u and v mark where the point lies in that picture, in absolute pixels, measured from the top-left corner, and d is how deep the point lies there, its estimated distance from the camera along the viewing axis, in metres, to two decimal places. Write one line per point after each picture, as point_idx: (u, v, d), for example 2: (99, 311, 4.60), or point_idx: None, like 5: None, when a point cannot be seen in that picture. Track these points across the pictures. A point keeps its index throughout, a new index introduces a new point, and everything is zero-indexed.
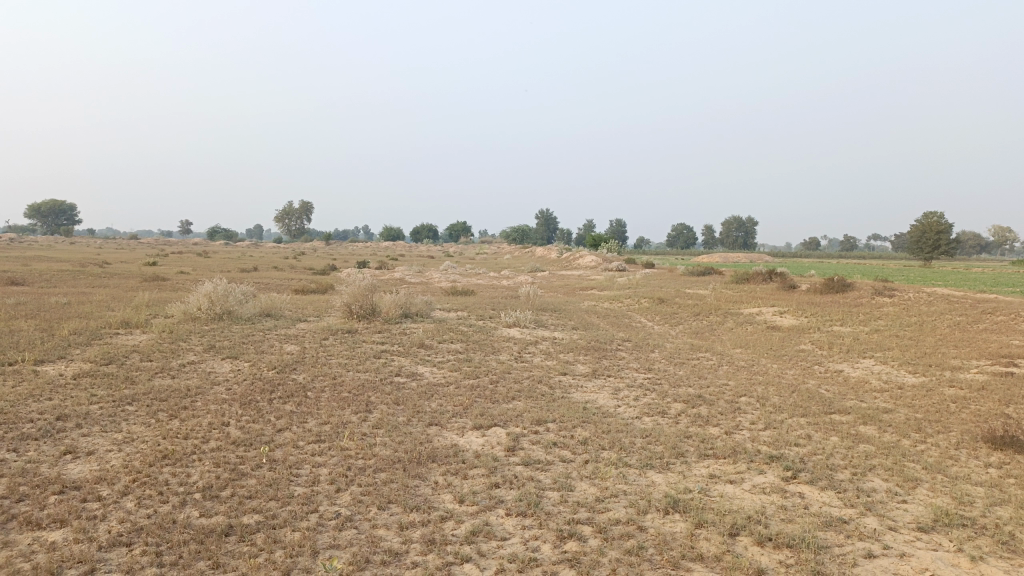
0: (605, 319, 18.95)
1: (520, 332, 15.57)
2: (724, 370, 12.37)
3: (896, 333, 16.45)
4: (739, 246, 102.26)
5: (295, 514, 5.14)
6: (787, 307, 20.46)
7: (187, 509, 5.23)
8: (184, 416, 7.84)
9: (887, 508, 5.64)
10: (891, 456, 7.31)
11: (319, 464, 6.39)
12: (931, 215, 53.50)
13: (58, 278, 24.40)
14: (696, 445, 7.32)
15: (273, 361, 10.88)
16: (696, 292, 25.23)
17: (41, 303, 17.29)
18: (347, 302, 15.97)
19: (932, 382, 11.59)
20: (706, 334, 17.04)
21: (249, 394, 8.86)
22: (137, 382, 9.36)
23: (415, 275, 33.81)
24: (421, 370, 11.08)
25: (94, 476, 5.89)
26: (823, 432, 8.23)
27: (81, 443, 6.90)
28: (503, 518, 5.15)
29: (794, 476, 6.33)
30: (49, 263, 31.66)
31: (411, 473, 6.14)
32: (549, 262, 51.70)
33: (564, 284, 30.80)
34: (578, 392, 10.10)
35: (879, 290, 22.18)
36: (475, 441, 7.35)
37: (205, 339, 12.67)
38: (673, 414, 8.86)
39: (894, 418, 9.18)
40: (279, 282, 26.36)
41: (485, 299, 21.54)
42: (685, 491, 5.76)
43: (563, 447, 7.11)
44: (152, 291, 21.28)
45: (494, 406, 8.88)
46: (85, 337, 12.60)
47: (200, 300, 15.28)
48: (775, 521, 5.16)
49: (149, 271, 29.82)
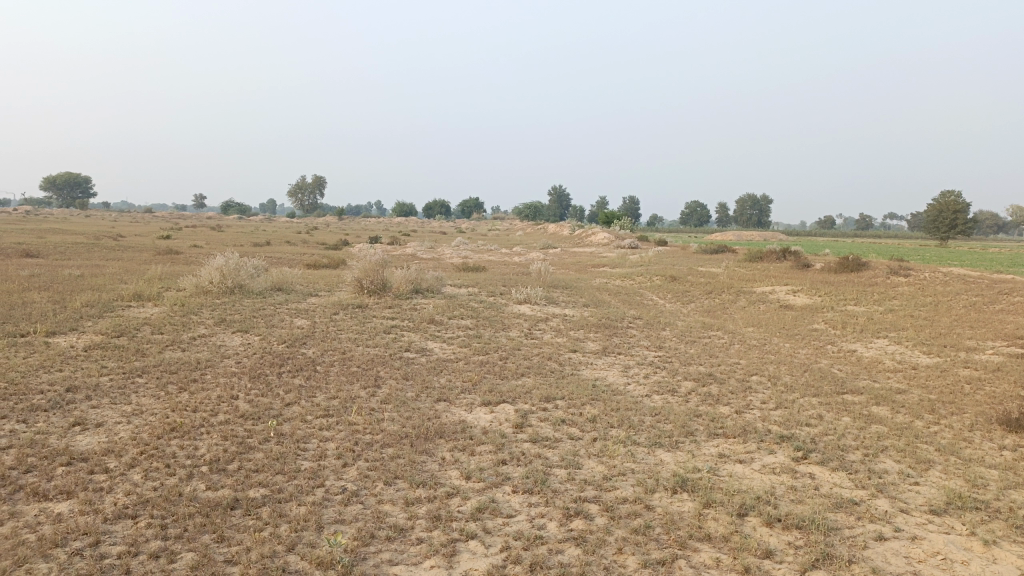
0: (616, 297, 18.84)
1: (530, 308, 15.52)
2: (735, 349, 12.27)
3: (910, 313, 16.28)
4: (753, 224, 101.50)
5: (301, 488, 5.13)
6: (801, 287, 20.25)
7: (194, 482, 5.22)
8: (193, 389, 7.84)
9: (898, 490, 5.56)
10: (903, 437, 7.22)
11: (326, 439, 6.37)
12: (949, 194, 52.76)
13: (71, 250, 24.53)
14: (706, 424, 7.25)
15: (283, 335, 10.87)
16: (709, 270, 25.05)
17: (54, 275, 17.37)
18: (358, 277, 15.94)
19: (946, 363, 11.46)
20: (718, 313, 16.92)
21: (258, 367, 8.85)
22: (147, 355, 9.38)
23: (427, 250, 33.76)
24: (430, 345, 11.06)
25: (102, 447, 5.90)
26: (835, 412, 8.15)
27: (91, 415, 6.92)
28: (510, 496, 5.12)
29: (805, 456, 6.26)
30: (63, 234, 31.82)
31: (418, 449, 6.11)
32: (561, 239, 51.45)
33: (576, 262, 30.65)
34: (588, 369, 10.05)
35: (894, 269, 21.93)
36: (483, 417, 7.32)
37: (216, 312, 12.68)
38: (683, 393, 8.81)
39: (907, 399, 9.09)
40: (291, 255, 26.44)
41: (495, 276, 21.46)
42: (694, 471, 5.70)
43: (571, 425, 7.07)
44: (165, 263, 21.35)
45: (503, 382, 8.85)
46: (97, 309, 12.66)
47: (212, 274, 15.30)
48: (784, 501, 5.09)
49: (162, 243, 29.95)
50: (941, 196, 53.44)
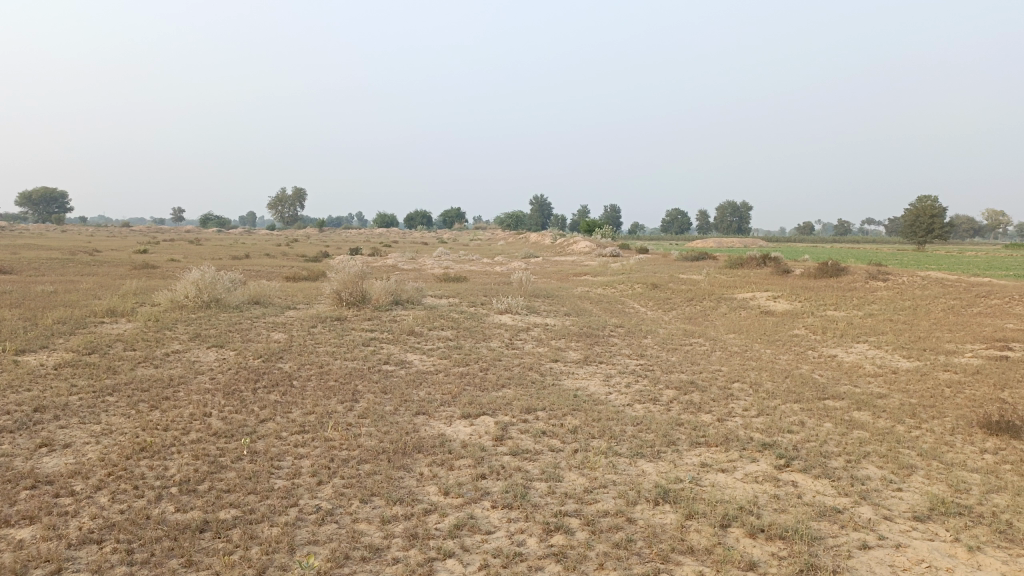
0: (598, 305, 18.78)
1: (512, 318, 15.42)
2: (717, 356, 12.23)
3: (890, 317, 16.36)
4: (733, 231, 102.12)
5: (274, 508, 4.99)
6: (781, 292, 20.30)
7: (163, 504, 5.07)
8: (165, 407, 7.67)
9: (882, 497, 5.51)
10: (886, 443, 7.19)
11: (302, 456, 6.23)
12: (925, 199, 53.32)
13: (45, 266, 24.13)
14: (688, 433, 7.18)
15: (259, 349, 10.70)
16: (690, 278, 25.07)
17: (26, 292, 17.03)
18: (336, 289, 15.77)
19: (926, 367, 11.48)
20: (699, 320, 16.90)
21: (233, 383, 8.68)
22: (119, 372, 9.17)
23: (409, 261, 33.63)
24: (410, 357, 10.92)
25: (68, 469, 5.73)
26: (817, 418, 8.11)
27: (58, 436, 6.73)
28: (488, 511, 5.00)
29: (788, 464, 6.20)
30: (38, 251, 31.38)
31: (395, 465, 5.99)
32: (542, 248, 51.45)
33: (558, 271, 30.59)
34: (569, 379, 9.96)
35: (873, 274, 22.06)
36: (462, 430, 7.20)
37: (191, 328, 12.47)
38: (665, 401, 8.74)
39: (889, 403, 9.08)
40: (270, 269, 26.17)
41: (476, 286, 21.34)
42: (676, 481, 5.61)
43: (552, 436, 6.97)
44: (141, 279, 21.04)
45: (483, 394, 8.74)
46: (69, 326, 12.41)
47: (187, 288, 15.06)
48: (767, 511, 5.02)
49: (139, 258, 29.57)
50: (918, 200, 54.04)
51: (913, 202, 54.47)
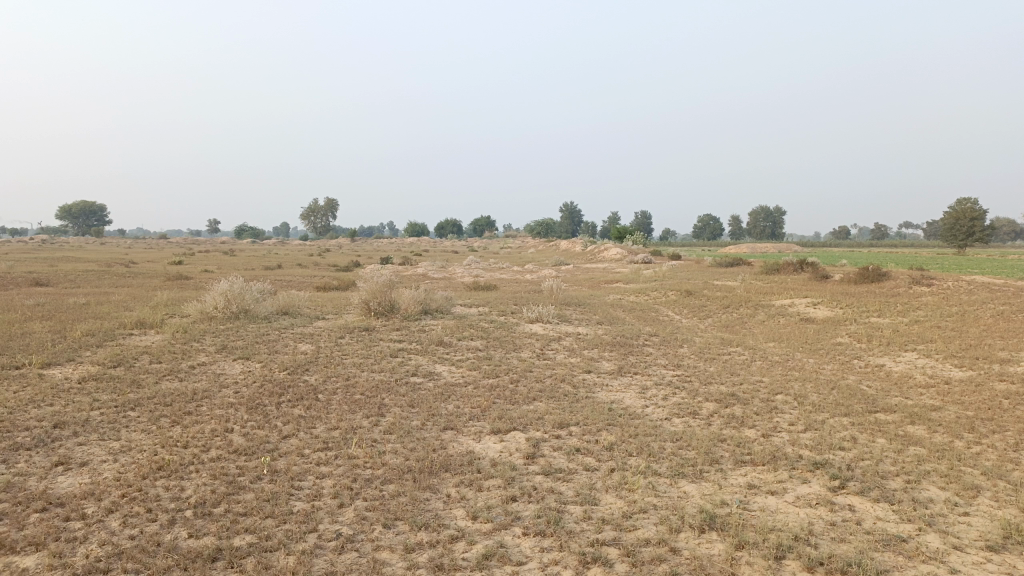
0: (631, 313, 18.32)
1: (542, 327, 15.06)
2: (757, 366, 11.72)
3: (936, 324, 15.70)
4: (766, 236, 100.69)
5: (290, 535, 4.69)
6: (820, 299, 19.66)
7: (176, 529, 4.80)
8: (186, 423, 7.43)
9: (948, 523, 5.04)
10: (945, 461, 6.69)
11: (324, 475, 5.93)
12: (965, 202, 51.82)
13: (81, 278, 24.31)
14: (731, 450, 6.76)
15: (286, 361, 10.46)
16: (725, 284, 24.47)
17: (58, 304, 17.08)
18: (365, 298, 15.53)
19: (979, 377, 10.88)
20: (736, 328, 16.36)
21: (257, 397, 8.43)
22: (143, 386, 8.98)
23: (440, 270, 33.47)
24: (439, 369, 10.61)
25: (82, 490, 5.49)
26: (868, 434, 7.62)
27: (76, 453, 6.52)
28: (520, 540, 4.64)
29: (842, 486, 5.74)
30: (76, 263, 31.83)
31: (421, 485, 5.65)
32: (572, 255, 51.08)
33: (588, 279, 30.17)
34: (604, 391, 9.56)
35: (916, 279, 21.31)
36: (492, 447, 6.86)
37: (218, 339, 12.29)
38: (705, 415, 8.32)
39: (944, 417, 8.55)
40: (300, 279, 26.12)
41: (507, 294, 21.04)
42: (722, 505, 5.21)
43: (587, 454, 6.60)
44: (172, 290, 21.06)
45: (514, 408, 8.39)
46: (98, 339, 12.29)
47: (216, 299, 14.92)
48: (825, 541, 4.60)
49: (174, 269, 29.85)
50: (957, 203, 52.70)
51: (953, 205, 53.13)
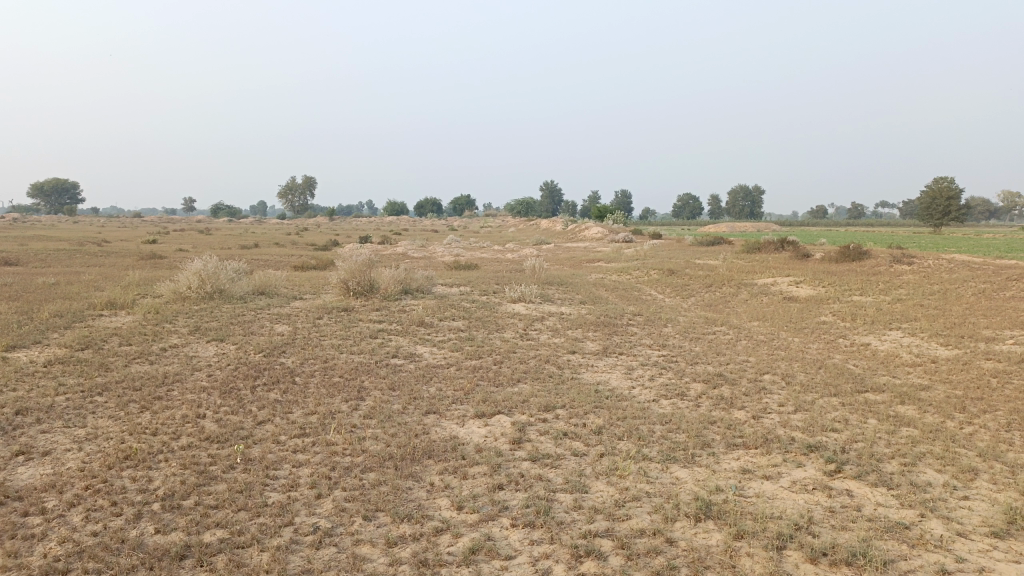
0: (613, 293, 18.10)
1: (525, 307, 14.82)
2: (743, 346, 11.55)
3: (919, 302, 15.64)
4: (744, 215, 100.98)
5: (265, 529, 4.43)
6: (803, 277, 19.56)
7: (141, 525, 4.52)
8: (156, 408, 7.12)
9: (949, 508, 4.88)
10: (939, 442, 6.55)
11: (301, 463, 5.66)
12: (942, 180, 52.01)
13: (51, 257, 23.68)
14: (722, 433, 6.57)
15: (261, 343, 10.13)
16: (707, 263, 24.34)
17: (26, 284, 16.55)
18: (343, 278, 15.17)
19: (966, 355, 10.79)
20: (720, 307, 16.18)
21: (230, 381, 8.12)
22: (111, 370, 8.63)
23: (420, 249, 33.13)
24: (420, 350, 10.33)
25: (43, 482, 5.18)
26: (860, 415, 7.48)
27: (38, 441, 6.19)
28: (508, 532, 4.41)
29: (839, 470, 5.57)
30: (47, 242, 31.17)
31: (403, 473, 5.41)
32: (553, 234, 50.66)
33: (570, 257, 29.95)
34: (589, 372, 9.34)
35: (897, 257, 21.27)
36: (476, 432, 6.62)
37: (192, 320, 11.92)
38: (694, 396, 8.14)
39: (934, 396, 8.42)
40: (279, 258, 25.71)
41: (489, 273, 20.76)
42: (717, 492, 5.01)
43: (574, 438, 6.38)
44: (145, 270, 20.52)
45: (498, 390, 8.15)
46: (66, 320, 11.88)
47: (190, 279, 14.51)
48: (825, 529, 4.42)
49: (149, 248, 29.22)
50: (934, 181, 52.90)
51: (930, 182, 53.29)
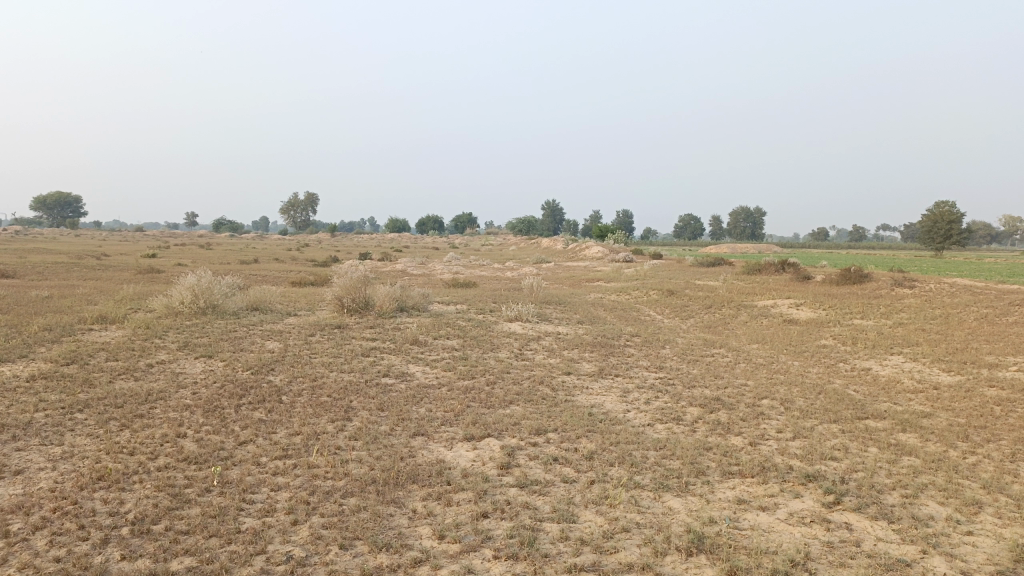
0: (612, 313, 17.92)
1: (522, 326, 14.65)
2: (741, 369, 11.35)
3: (921, 326, 15.47)
4: (745, 237, 100.90)
5: (235, 558, 4.24)
6: (804, 300, 19.39)
7: (107, 550, 4.32)
8: (136, 427, 6.92)
9: (952, 544, 4.66)
10: (942, 472, 6.34)
11: (279, 487, 5.46)
12: (944, 204, 51.92)
13: (48, 270, 23.54)
14: (718, 460, 6.37)
15: (251, 360, 9.95)
16: (706, 284, 24.16)
17: (19, 297, 16.39)
18: (338, 295, 15.00)
19: (968, 382, 10.59)
20: (719, 329, 15.99)
21: (215, 399, 7.93)
22: (95, 386, 8.44)
23: (420, 266, 32.99)
24: (412, 370, 10.14)
25: (10, 503, 4.98)
26: (860, 442, 7.28)
27: (12, 459, 6.00)
28: (490, 565, 4.21)
29: (838, 501, 5.36)
30: (45, 254, 31.03)
31: (385, 499, 5.20)
32: (553, 253, 50.57)
33: (569, 276, 29.81)
34: (583, 395, 9.15)
35: (898, 281, 21.12)
36: (464, 455, 6.42)
37: (182, 336, 11.73)
38: (689, 421, 7.94)
39: (936, 424, 8.22)
40: (278, 273, 25.59)
41: (487, 291, 20.62)
42: (710, 524, 4.81)
43: (565, 464, 6.18)
44: (141, 283, 20.36)
45: (489, 412, 7.95)
46: (55, 334, 11.70)
47: (183, 294, 14.35)
48: (822, 566, 4.22)
49: (147, 262, 29.05)
50: (935, 205, 52.84)
51: (931, 207, 53.22)
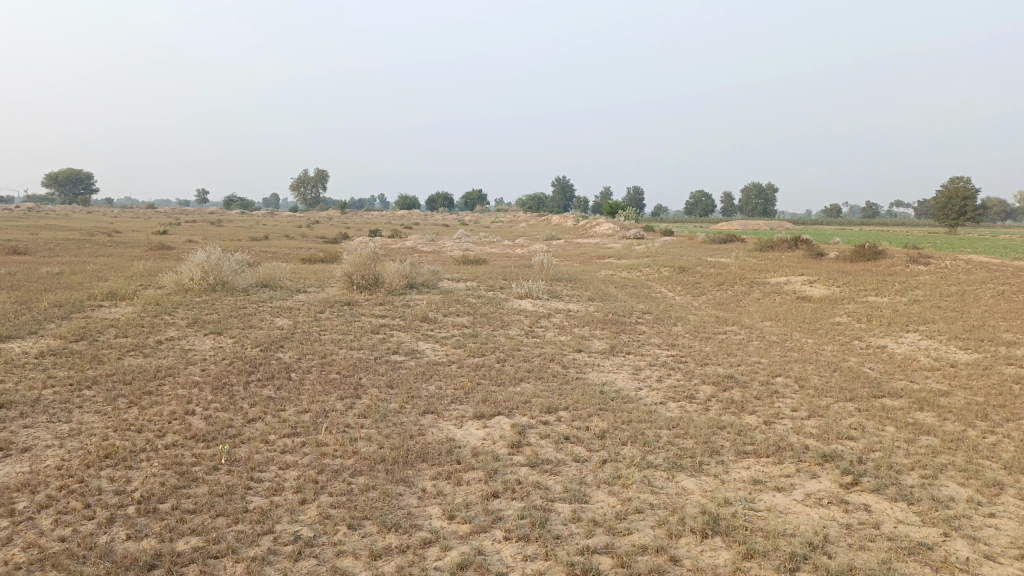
0: (622, 290, 17.77)
1: (532, 303, 14.53)
2: (754, 347, 11.21)
3: (936, 303, 15.26)
4: (757, 213, 100.16)
5: (242, 538, 4.18)
6: (817, 277, 19.18)
7: (112, 530, 4.26)
8: (144, 404, 6.86)
9: (975, 526, 4.55)
10: (961, 453, 6.21)
11: (288, 465, 5.39)
12: (959, 180, 51.23)
13: (60, 247, 23.55)
14: (732, 439, 6.26)
15: (259, 337, 9.88)
16: (718, 261, 23.94)
17: (30, 273, 16.39)
18: (348, 272, 14.92)
19: (986, 360, 10.42)
20: (732, 307, 15.83)
21: (224, 376, 7.87)
22: (103, 362, 8.40)
23: (431, 243, 32.82)
24: (422, 347, 10.05)
25: (17, 481, 4.94)
26: (877, 421, 7.15)
27: (20, 436, 5.95)
28: (501, 546, 4.13)
29: (856, 482, 5.25)
30: (59, 231, 31.08)
31: (394, 478, 5.13)
32: (564, 230, 50.26)
33: (580, 253, 29.63)
34: (594, 372, 9.04)
35: (914, 257, 20.85)
36: (474, 434, 6.34)
37: (192, 312, 11.69)
38: (703, 399, 7.82)
39: (954, 403, 8.08)
40: (288, 250, 25.54)
41: (497, 268, 20.48)
42: (726, 505, 4.71)
43: (576, 443, 6.09)
44: (151, 260, 20.34)
45: (500, 390, 7.86)
46: (64, 310, 11.67)
47: (193, 270, 14.29)
48: (841, 549, 4.12)
49: (159, 239, 29.03)
50: (951, 181, 52.15)
51: (947, 183, 52.52)
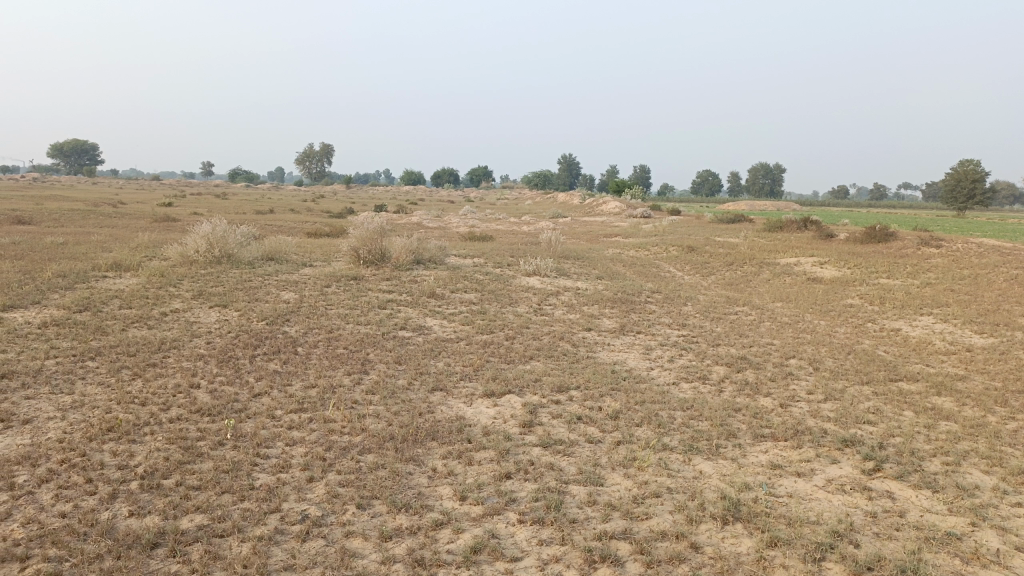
0: (630, 269, 17.60)
1: (540, 281, 14.36)
2: (766, 328, 11.04)
3: (949, 286, 15.05)
4: (764, 193, 99.53)
5: (248, 516, 4.06)
6: (827, 258, 18.94)
7: (115, 506, 4.14)
8: (148, 376, 6.74)
9: (1003, 516, 4.41)
10: (983, 439, 6.06)
11: (294, 442, 5.27)
12: (969, 163, 50.70)
13: (64, 217, 23.39)
14: (748, 422, 6.12)
15: (266, 310, 9.73)
16: (727, 241, 23.70)
17: (34, 243, 16.23)
18: (354, 246, 14.76)
19: (1002, 344, 10.24)
20: (741, 287, 15.64)
21: (229, 349, 7.73)
22: (107, 333, 8.27)
23: (436, 218, 32.60)
24: (429, 323, 9.91)
25: (18, 453, 4.82)
26: (895, 406, 7.00)
27: (21, 408, 5.83)
28: (515, 529, 4.00)
29: (878, 468, 5.11)
30: (64, 201, 30.76)
31: (404, 457, 5.00)
32: (569, 208, 49.86)
33: (587, 231, 29.38)
34: (605, 351, 8.89)
35: (925, 239, 20.57)
36: (484, 412, 6.20)
37: (196, 285, 11.53)
38: (716, 380, 7.68)
39: (972, 388, 7.92)
40: (293, 224, 25.31)
41: (504, 245, 20.28)
42: (746, 490, 4.57)
43: (589, 423, 5.95)
44: (156, 232, 20.16)
45: (509, 367, 7.72)
46: (69, 281, 11.53)
47: (198, 243, 14.12)
48: (867, 538, 3.98)
49: (163, 211, 28.86)
50: (961, 164, 51.60)
51: (958, 165, 51.96)
